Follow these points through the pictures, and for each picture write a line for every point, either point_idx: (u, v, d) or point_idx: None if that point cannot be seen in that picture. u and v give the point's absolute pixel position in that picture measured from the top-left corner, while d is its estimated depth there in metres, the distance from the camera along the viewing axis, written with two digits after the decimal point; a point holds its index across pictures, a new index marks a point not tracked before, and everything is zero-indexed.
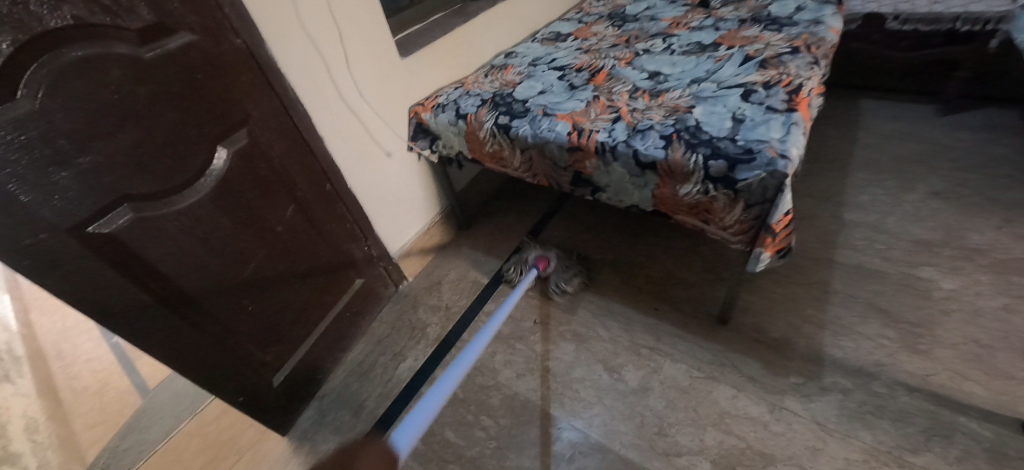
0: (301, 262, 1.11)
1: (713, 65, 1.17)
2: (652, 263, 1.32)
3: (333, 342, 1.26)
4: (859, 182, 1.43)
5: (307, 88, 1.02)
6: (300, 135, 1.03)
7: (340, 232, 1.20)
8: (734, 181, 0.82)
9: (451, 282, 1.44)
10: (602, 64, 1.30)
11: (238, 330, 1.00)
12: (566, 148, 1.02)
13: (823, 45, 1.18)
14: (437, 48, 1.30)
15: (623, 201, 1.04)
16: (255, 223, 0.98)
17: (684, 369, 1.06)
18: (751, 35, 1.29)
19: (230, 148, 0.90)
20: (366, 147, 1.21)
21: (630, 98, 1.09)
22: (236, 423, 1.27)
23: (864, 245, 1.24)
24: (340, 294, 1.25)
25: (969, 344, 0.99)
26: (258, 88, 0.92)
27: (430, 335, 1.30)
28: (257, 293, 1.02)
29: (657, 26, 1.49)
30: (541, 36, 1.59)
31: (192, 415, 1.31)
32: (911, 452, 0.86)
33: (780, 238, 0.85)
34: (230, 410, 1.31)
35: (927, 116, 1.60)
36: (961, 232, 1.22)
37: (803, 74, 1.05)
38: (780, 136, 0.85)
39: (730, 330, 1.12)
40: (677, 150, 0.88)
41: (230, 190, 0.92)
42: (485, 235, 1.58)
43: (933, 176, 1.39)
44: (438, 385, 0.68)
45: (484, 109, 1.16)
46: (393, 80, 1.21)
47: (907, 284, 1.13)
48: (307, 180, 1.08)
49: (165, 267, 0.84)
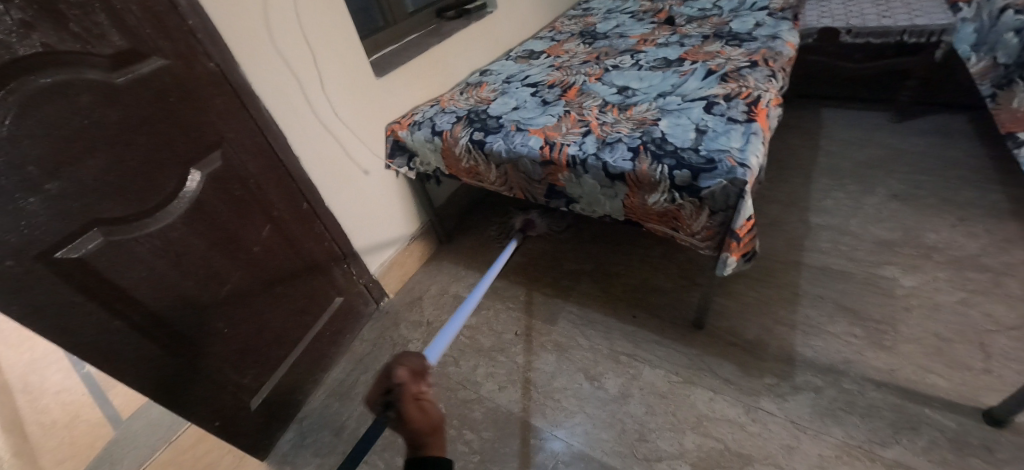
0: (278, 282, 1.11)
1: (678, 79, 1.22)
2: (629, 271, 1.35)
3: (313, 362, 1.25)
4: (823, 187, 1.49)
5: (282, 109, 1.03)
6: (275, 155, 1.04)
7: (319, 251, 1.20)
8: (698, 189, 0.86)
9: (433, 297, 1.44)
10: (573, 80, 1.35)
11: (214, 353, 0.99)
12: (539, 162, 1.05)
13: (780, 58, 1.24)
14: (412, 67, 1.33)
15: (596, 211, 1.07)
16: (231, 244, 0.98)
17: (662, 374, 1.08)
18: (714, 50, 1.35)
19: (204, 170, 0.90)
20: (344, 165, 1.22)
21: (599, 113, 1.13)
22: (213, 450, 1.24)
23: (830, 247, 1.29)
24: (319, 313, 1.24)
25: (930, 339, 1.03)
26: (233, 110, 0.93)
27: (411, 351, 1.30)
28: (233, 315, 1.01)
29: (625, 43, 1.55)
30: (515, 54, 1.64)
31: (167, 444, 1.27)
32: (881, 446, 0.88)
33: (745, 243, 0.88)
34: (208, 437, 1.28)
35: (884, 123, 1.68)
36: (919, 231, 1.28)
37: (761, 86, 1.10)
38: (740, 145, 0.89)
39: (706, 334, 1.14)
40: (644, 161, 0.91)
41: (204, 212, 0.92)
42: (466, 249, 1.59)
43: (891, 179, 1.46)
44: (452, 321, 0.82)
45: (459, 126, 1.19)
46: (369, 99, 1.23)
47: (871, 283, 1.18)
48: (283, 200, 1.08)
49: (137, 291, 0.83)
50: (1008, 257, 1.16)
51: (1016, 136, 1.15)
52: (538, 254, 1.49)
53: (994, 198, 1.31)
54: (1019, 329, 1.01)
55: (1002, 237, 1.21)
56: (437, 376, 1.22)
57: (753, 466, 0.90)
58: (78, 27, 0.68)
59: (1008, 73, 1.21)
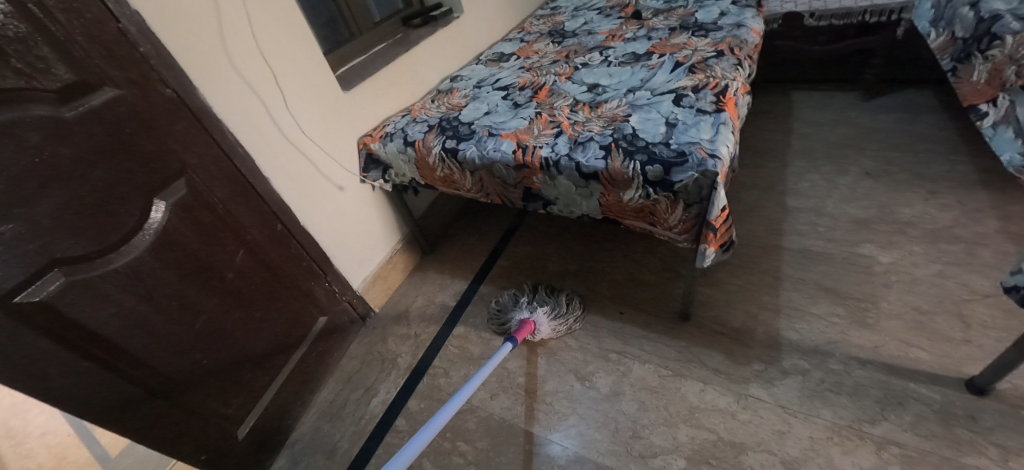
0: (257, 307, 1.08)
1: (647, 73, 1.22)
2: (613, 268, 1.35)
3: (300, 385, 1.22)
4: (798, 170, 1.51)
5: (248, 131, 1.01)
6: (244, 179, 1.01)
7: (298, 272, 1.18)
8: (671, 184, 0.86)
9: (419, 309, 1.43)
10: (544, 80, 1.34)
11: (194, 386, 0.96)
12: (512, 166, 1.04)
13: (745, 46, 1.25)
14: (380, 79, 1.32)
15: (574, 212, 1.06)
16: (204, 274, 0.96)
17: (652, 369, 1.08)
18: (681, 42, 1.36)
19: (169, 199, 0.88)
20: (318, 182, 1.20)
21: (570, 112, 1.13)
22: None
23: (808, 229, 1.31)
24: (302, 335, 1.22)
25: (911, 312, 1.05)
26: (194, 136, 0.91)
27: (400, 365, 1.28)
28: (212, 345, 0.99)
29: (594, 40, 1.56)
30: (485, 57, 1.63)
31: None
32: (869, 424, 0.89)
33: (722, 233, 0.88)
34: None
35: (853, 102, 1.71)
36: (892, 207, 1.30)
37: (728, 75, 1.11)
38: (709, 136, 0.89)
39: (692, 325, 1.15)
40: (616, 158, 0.91)
41: (173, 243, 0.89)
42: (450, 257, 1.58)
43: (863, 157, 1.48)
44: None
45: (431, 135, 1.18)
46: (338, 114, 1.21)
47: (850, 262, 1.19)
48: (255, 223, 1.05)
49: (107, 330, 0.81)
50: (980, 227, 1.18)
51: (977, 107, 1.14)
52: (523, 258, 1.48)
53: (962, 169, 1.34)
54: (995, 297, 1.03)
55: (973, 208, 1.23)
56: (428, 389, 1.20)
57: (747, 454, 0.90)
58: (20, 63, 0.65)
59: (965, 47, 1.20)
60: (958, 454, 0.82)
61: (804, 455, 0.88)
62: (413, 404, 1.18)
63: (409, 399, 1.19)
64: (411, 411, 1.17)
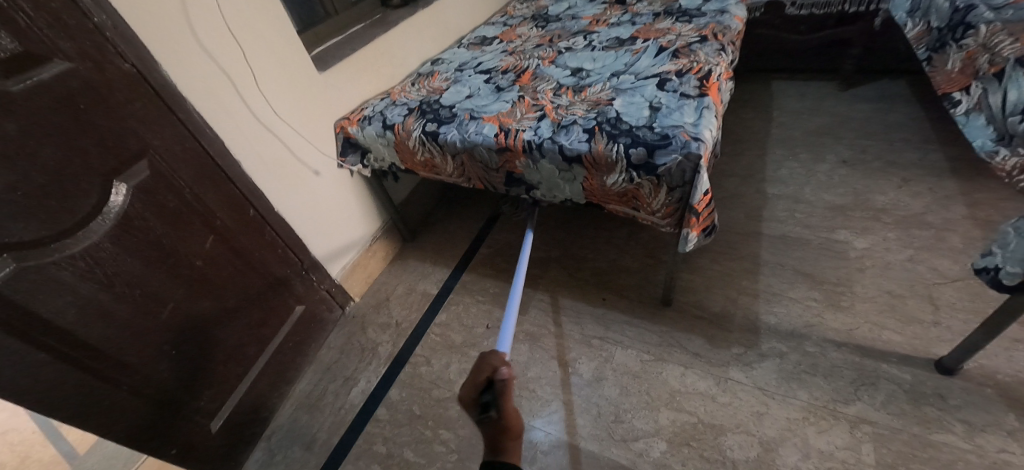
0: (230, 296, 1.04)
1: (631, 58, 1.21)
2: (596, 254, 1.35)
3: (276, 376, 1.19)
4: (778, 158, 1.52)
5: (215, 111, 0.96)
6: (213, 161, 0.97)
7: (272, 259, 1.13)
8: (655, 167, 0.85)
9: (400, 297, 1.40)
10: (526, 64, 1.32)
11: (163, 378, 0.93)
12: (494, 149, 1.02)
13: (729, 33, 1.25)
14: (357, 60, 1.27)
15: (557, 196, 1.05)
16: (170, 260, 0.91)
17: (635, 354, 1.09)
18: (665, 27, 1.35)
19: (130, 182, 0.83)
20: (292, 166, 1.15)
21: (553, 96, 1.11)
22: None
23: (786, 215, 1.32)
24: (279, 324, 1.18)
25: (884, 296, 1.07)
26: (157, 115, 0.86)
27: (381, 355, 1.26)
28: (181, 335, 0.95)
29: (578, 24, 1.53)
30: (467, 41, 1.59)
31: None
32: (843, 404, 0.91)
33: (704, 218, 0.88)
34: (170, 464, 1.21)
35: (830, 92, 1.73)
36: (867, 194, 1.33)
37: (712, 60, 1.10)
38: (693, 120, 0.89)
39: (674, 311, 1.15)
40: (599, 142, 0.90)
41: (136, 228, 0.85)
42: (432, 245, 1.55)
43: (840, 146, 1.51)
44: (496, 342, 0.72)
45: (411, 118, 1.14)
46: (313, 96, 1.16)
47: (827, 247, 1.21)
48: (226, 208, 1.01)
49: (62, 320, 0.76)
50: (950, 213, 1.21)
51: (951, 96, 1.15)
52: (506, 245, 1.47)
53: (934, 157, 1.38)
54: (963, 280, 1.06)
55: (943, 195, 1.26)
56: (410, 377, 1.18)
57: (726, 436, 0.91)
58: None
59: (940, 37, 1.23)
60: (927, 431, 0.85)
61: (781, 435, 0.89)
62: (394, 392, 1.16)
63: (390, 388, 1.17)
64: (391, 400, 1.15)
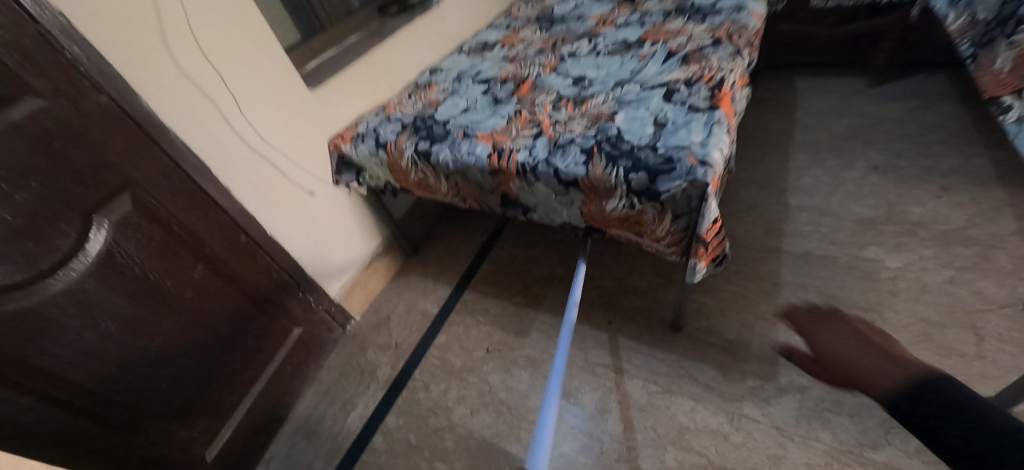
0: (223, 324, 1.03)
1: (637, 64, 1.13)
2: (602, 272, 1.28)
3: (274, 401, 1.17)
4: (800, 164, 1.42)
5: (201, 138, 0.93)
6: (201, 189, 0.94)
7: (267, 284, 1.11)
8: (657, 194, 0.77)
9: (400, 317, 1.36)
10: (527, 73, 1.25)
11: (151, 410, 0.92)
12: (488, 171, 0.96)
13: (745, 33, 1.15)
14: (351, 74, 1.23)
15: (555, 218, 0.98)
16: (157, 293, 0.90)
17: (641, 385, 1.02)
18: (675, 28, 1.25)
19: (111, 217, 0.81)
20: (285, 188, 1.12)
21: (552, 110, 1.04)
22: None
23: (810, 230, 1.22)
24: (276, 348, 1.16)
25: (919, 324, 0.97)
26: (139, 147, 0.83)
27: (380, 378, 1.23)
28: (170, 366, 0.94)
29: (583, 26, 1.45)
30: (468, 47, 1.53)
31: None
32: (871, 449, 0.83)
33: (714, 247, 0.80)
34: None
35: (860, 89, 1.60)
36: (901, 206, 1.21)
37: (725, 66, 1.01)
38: (701, 140, 0.81)
39: (684, 337, 1.08)
40: (598, 165, 0.83)
41: (119, 263, 0.83)
42: (434, 260, 1.51)
43: (871, 150, 1.39)
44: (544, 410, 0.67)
45: (404, 136, 1.10)
46: (304, 114, 1.13)
47: (854, 266, 1.11)
48: (216, 236, 0.99)
49: (45, 360, 0.75)
50: (996, 228, 1.09)
51: (1000, 100, 1.06)
52: (509, 260, 1.41)
53: (978, 163, 1.25)
54: (1011, 307, 0.95)
55: (989, 206, 1.14)
56: (407, 404, 1.15)
57: None
58: None
59: (989, 30, 1.08)
60: None
61: None
62: (391, 420, 1.13)
63: (387, 415, 1.14)
64: (388, 428, 1.12)
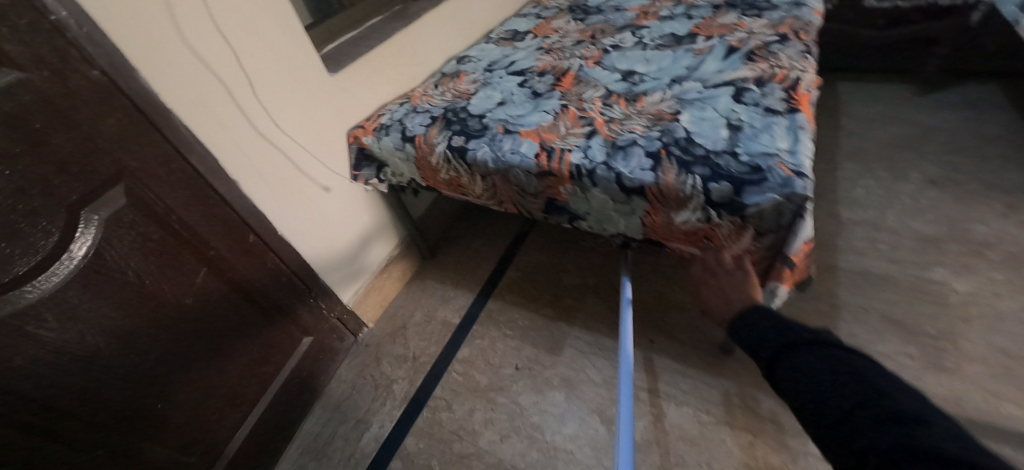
0: (228, 333, 0.92)
1: (693, 60, 1.03)
2: (641, 285, 1.18)
3: (280, 417, 1.06)
4: (850, 175, 1.33)
5: (209, 124, 0.81)
6: (207, 182, 0.83)
7: (275, 289, 1.00)
8: (742, 206, 0.67)
9: (418, 326, 1.26)
10: (567, 65, 1.14)
11: (143, 433, 0.80)
12: (534, 173, 0.85)
13: (810, 29, 1.05)
14: (374, 58, 1.11)
15: (608, 226, 0.88)
16: (153, 301, 0.78)
17: (691, 414, 0.93)
18: (730, 22, 1.15)
19: (101, 213, 0.69)
20: (298, 183, 1.01)
21: (604, 106, 0.93)
22: None
23: (866, 247, 1.14)
24: (283, 360, 1.05)
25: (997, 357, 0.89)
26: (136, 132, 0.71)
27: (396, 394, 1.12)
28: (166, 382, 0.82)
29: (623, 17, 1.34)
30: (496, 35, 1.41)
31: None
32: None
33: (799, 270, 0.72)
34: None
35: (907, 97, 1.52)
36: (964, 223, 1.13)
37: (797, 65, 0.91)
38: (789, 146, 0.70)
39: (736, 361, 0.99)
40: (669, 170, 0.73)
41: (109, 267, 0.72)
42: (454, 264, 1.40)
43: (925, 162, 1.30)
44: None
45: (434, 129, 0.98)
46: (322, 101, 1.01)
47: (919, 289, 1.03)
48: (221, 235, 0.87)
49: (19, 381, 0.64)
50: None
51: None
52: (536, 268, 1.31)
53: None
54: None
55: None
56: (427, 425, 1.04)
57: None
58: None
59: None
60: None
61: None
62: (409, 442, 1.03)
63: (405, 437, 1.04)
64: (407, 452, 1.01)
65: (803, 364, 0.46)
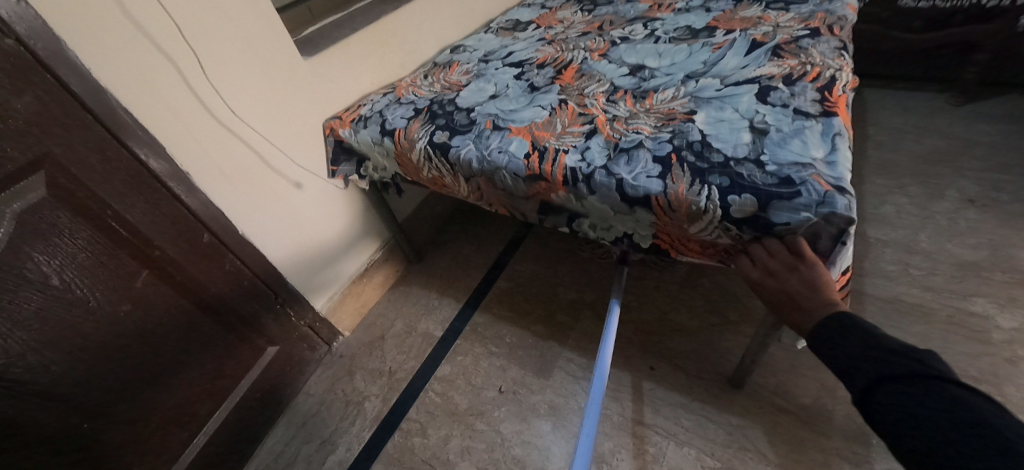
0: (175, 344, 0.82)
1: (711, 55, 0.92)
2: (643, 304, 1.07)
3: (237, 435, 0.96)
4: (877, 190, 1.21)
5: (154, 107, 0.71)
6: (151, 174, 0.73)
7: (235, 293, 0.90)
8: (769, 224, 0.57)
9: (396, 338, 1.15)
10: (570, 57, 1.03)
11: (67, 455, 0.71)
12: (524, 176, 0.75)
13: (845, 25, 0.93)
14: (357, 42, 1.00)
15: (608, 235, 0.77)
16: (81, 307, 0.68)
17: (693, 456, 0.82)
18: (753, 15, 1.04)
19: (13, 205, 0.60)
20: (265, 178, 0.91)
21: (608, 102, 0.83)
22: None
23: (897, 271, 1.02)
24: (243, 372, 0.95)
25: None
26: (59, 112, 0.62)
27: (368, 413, 1.02)
28: (96, 399, 0.73)
29: (634, 8, 1.23)
30: (496, 25, 1.31)
31: None
32: None
33: None
34: None
35: (941, 107, 1.39)
36: (1008, 249, 1.01)
37: (831, 62, 0.80)
38: (825, 155, 0.59)
39: (747, 396, 0.87)
40: (679, 179, 0.62)
41: (24, 269, 0.62)
42: (441, 270, 1.30)
43: (963, 179, 1.18)
44: None
45: (416, 123, 0.88)
46: (295, 88, 0.91)
47: (958, 323, 0.91)
48: (169, 234, 0.77)
49: None
50: None
51: None
52: (529, 278, 1.21)
53: None
54: None
55: None
56: (398, 451, 0.94)
57: None
58: None
59: None
60: None
61: None
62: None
63: (373, 463, 0.93)
64: None
65: (900, 402, 0.41)
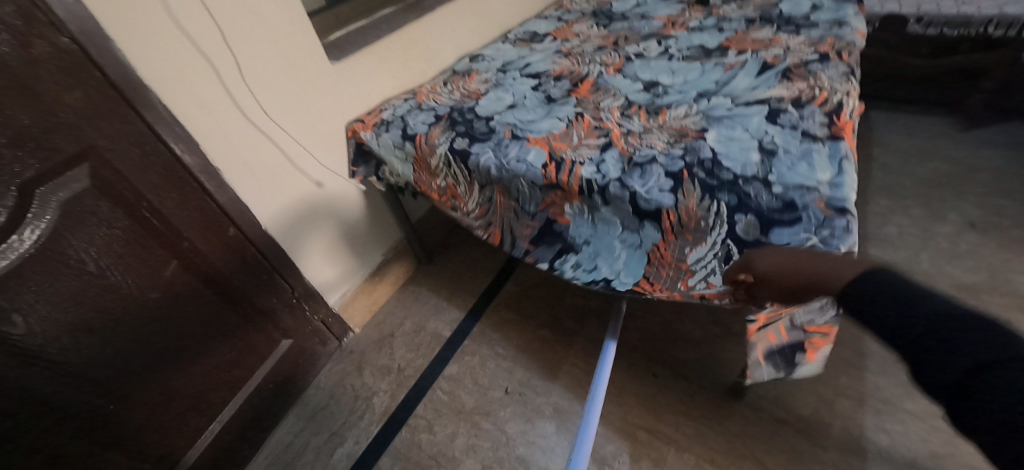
0: (197, 333, 0.85)
1: (723, 74, 0.95)
2: (648, 313, 1.10)
3: (249, 424, 0.99)
4: (880, 210, 1.24)
5: (191, 107, 0.75)
6: (185, 169, 0.76)
7: (255, 286, 0.93)
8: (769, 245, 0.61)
9: (405, 336, 1.19)
10: (586, 70, 1.07)
11: (91, 435, 0.74)
12: (540, 186, 0.78)
13: (854, 50, 0.97)
14: (382, 49, 1.04)
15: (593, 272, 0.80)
16: (114, 294, 0.72)
17: (692, 462, 0.84)
18: (764, 37, 1.08)
19: (60, 193, 0.63)
20: (288, 177, 0.94)
21: (622, 117, 0.86)
22: None
23: None
24: (257, 363, 0.98)
25: None
26: (106, 108, 0.65)
27: (376, 409, 1.05)
28: (121, 383, 0.76)
29: (649, 25, 1.27)
30: (514, 36, 1.35)
31: None
32: None
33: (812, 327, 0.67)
34: None
35: (946, 132, 1.42)
36: (1007, 273, 1.03)
37: (839, 87, 0.83)
38: (831, 178, 0.62)
39: (747, 406, 0.90)
40: (690, 194, 0.65)
41: (65, 255, 0.65)
42: (450, 271, 1.33)
43: (965, 203, 1.21)
44: None
45: (437, 129, 0.91)
46: (321, 91, 0.95)
47: None
48: (197, 226, 0.80)
49: None
50: None
51: None
52: (537, 283, 1.24)
53: None
54: None
55: None
56: (405, 446, 0.97)
57: None
58: None
59: None
60: None
61: None
62: (383, 463, 0.95)
63: (380, 457, 0.96)
64: None
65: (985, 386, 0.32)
